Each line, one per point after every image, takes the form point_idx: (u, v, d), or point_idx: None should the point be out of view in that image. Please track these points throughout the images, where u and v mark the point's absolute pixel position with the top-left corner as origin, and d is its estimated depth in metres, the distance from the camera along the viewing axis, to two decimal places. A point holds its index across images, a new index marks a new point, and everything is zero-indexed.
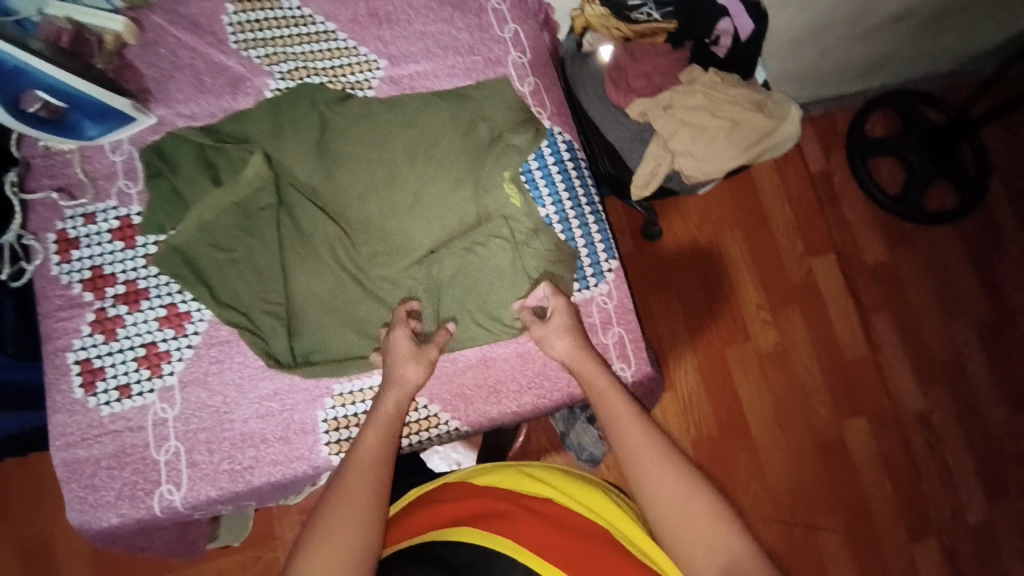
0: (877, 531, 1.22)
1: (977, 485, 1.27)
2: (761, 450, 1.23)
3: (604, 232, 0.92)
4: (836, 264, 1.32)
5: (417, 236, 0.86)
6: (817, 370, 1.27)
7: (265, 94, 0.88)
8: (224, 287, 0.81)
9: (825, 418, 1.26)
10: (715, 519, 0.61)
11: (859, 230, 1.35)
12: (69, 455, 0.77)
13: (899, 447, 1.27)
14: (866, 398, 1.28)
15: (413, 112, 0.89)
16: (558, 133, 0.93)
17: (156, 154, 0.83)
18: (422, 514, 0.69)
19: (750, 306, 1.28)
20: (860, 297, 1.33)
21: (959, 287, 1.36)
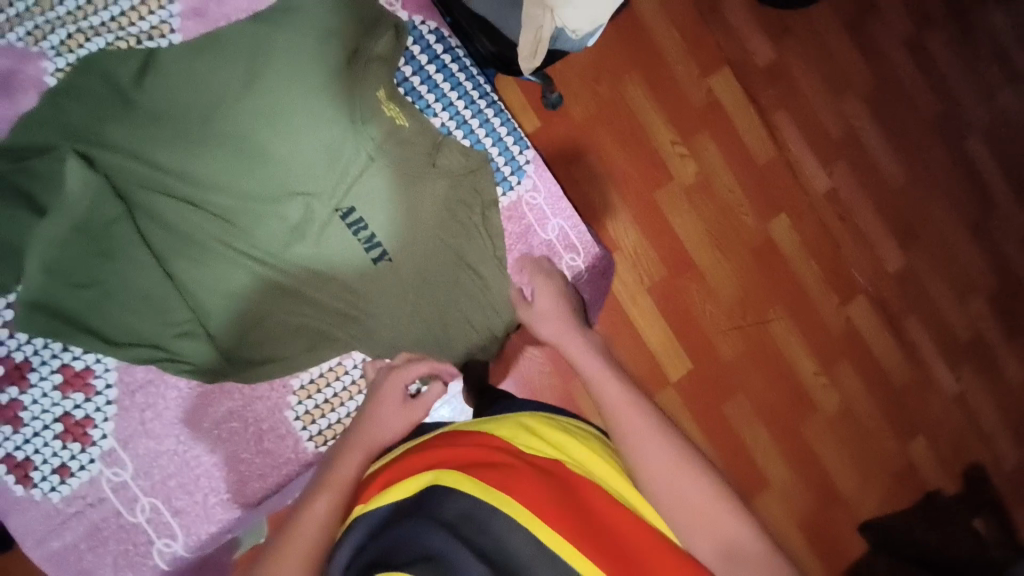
0: (817, 306, 1.54)
1: (886, 236, 1.61)
2: (707, 276, 1.48)
3: (510, 125, 0.87)
4: (731, 75, 1.52)
5: (313, 200, 0.79)
6: (737, 188, 1.51)
7: (46, 80, 0.76)
8: (111, 326, 0.74)
9: (753, 226, 1.52)
10: (713, 497, 0.58)
11: (744, 33, 1.54)
12: (45, 550, 0.74)
13: (818, 229, 1.56)
14: (783, 197, 1.54)
15: (234, 59, 0.78)
16: (421, 23, 0.86)
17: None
18: (398, 467, 0.62)
19: (666, 145, 1.47)
20: (760, 102, 1.55)
21: (839, 62, 1.60)
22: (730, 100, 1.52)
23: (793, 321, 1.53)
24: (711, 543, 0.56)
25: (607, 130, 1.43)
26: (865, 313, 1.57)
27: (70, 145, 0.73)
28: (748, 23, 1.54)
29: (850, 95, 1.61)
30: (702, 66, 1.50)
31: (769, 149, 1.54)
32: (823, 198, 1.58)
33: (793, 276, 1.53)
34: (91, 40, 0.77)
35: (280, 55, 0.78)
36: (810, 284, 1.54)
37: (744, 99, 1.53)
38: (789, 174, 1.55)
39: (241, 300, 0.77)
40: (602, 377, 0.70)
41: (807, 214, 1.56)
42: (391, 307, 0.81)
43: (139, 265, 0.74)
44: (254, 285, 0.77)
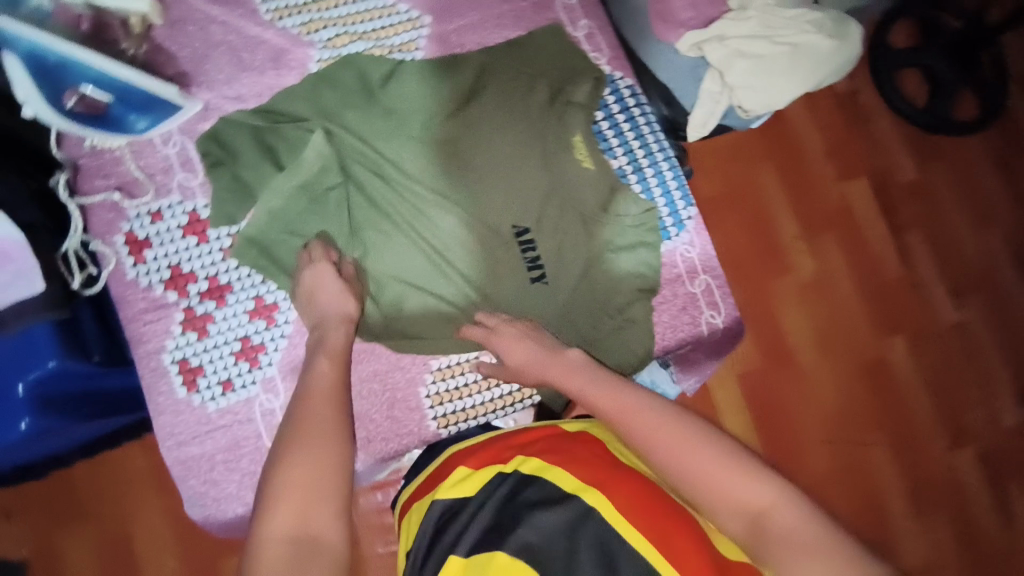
0: (925, 443, 1.50)
1: (1011, 390, 1.55)
2: (811, 379, 1.46)
3: (679, 181, 0.94)
4: (868, 185, 1.55)
5: (493, 209, 0.90)
6: (857, 297, 1.51)
7: (310, 66, 0.89)
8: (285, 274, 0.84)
9: (866, 338, 1.50)
10: (735, 467, 0.58)
11: (890, 148, 1.57)
12: (183, 453, 0.81)
13: (937, 359, 1.54)
14: (905, 319, 1.54)
15: (461, 81, 0.91)
16: (620, 79, 0.95)
17: (207, 143, 0.84)
18: (494, 450, 0.75)
19: (789, 239, 1.49)
20: (895, 216, 1.57)
21: (985, 194, 1.61)
22: (866, 209, 1.55)
23: (890, 451, 1.47)
24: (740, 513, 0.56)
25: (734, 210, 1.47)
26: (971, 465, 1.50)
27: (318, 117, 0.87)
28: (896, 142, 1.59)
29: (993, 232, 1.60)
30: (842, 171, 1.55)
31: (895, 266, 1.54)
32: (947, 329, 1.55)
33: (902, 402, 1.50)
34: (353, 43, 0.91)
35: (497, 86, 0.91)
36: (918, 417, 1.50)
37: (876, 211, 1.56)
38: (914, 296, 1.55)
39: (416, 282, 0.88)
40: (596, 391, 0.70)
41: (928, 342, 1.54)
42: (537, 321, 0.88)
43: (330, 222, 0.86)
44: (426, 270, 0.88)
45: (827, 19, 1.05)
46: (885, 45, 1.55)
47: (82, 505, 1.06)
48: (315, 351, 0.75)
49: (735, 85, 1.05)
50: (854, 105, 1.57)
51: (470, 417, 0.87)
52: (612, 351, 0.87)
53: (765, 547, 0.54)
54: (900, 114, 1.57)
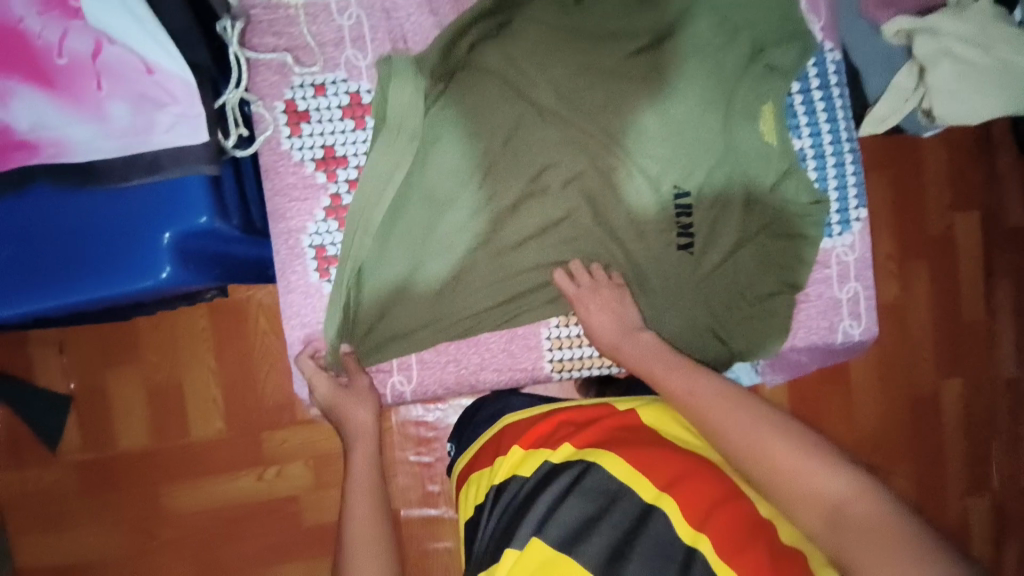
0: (947, 484, 1.59)
1: None
2: (852, 396, 1.55)
3: (859, 179, 0.88)
4: (978, 221, 1.58)
5: (661, 169, 0.84)
6: (927, 329, 1.57)
7: None
8: (379, 264, 0.81)
9: (924, 373, 1.57)
10: (811, 460, 0.58)
11: (1008, 192, 1.59)
12: (305, 336, 0.83)
13: (987, 405, 1.61)
14: (971, 363, 1.59)
15: (658, 17, 0.84)
16: (829, 50, 0.87)
17: (384, 64, 0.78)
18: (540, 429, 0.76)
19: (881, 256, 1.54)
20: (992, 260, 1.59)
21: None
22: (965, 244, 1.57)
23: (913, 481, 1.58)
24: (813, 509, 0.56)
25: None
26: (984, 519, 1.60)
27: (502, 16, 0.82)
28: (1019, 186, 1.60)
29: None
30: (953, 200, 1.56)
31: (977, 311, 1.59)
32: (1005, 385, 1.60)
33: (937, 440, 1.58)
34: None
35: (697, 29, 0.83)
36: (952, 461, 1.59)
37: (978, 250, 1.58)
38: (987, 342, 1.59)
39: (563, 217, 0.84)
40: (672, 375, 0.71)
41: (983, 389, 1.60)
42: (675, 292, 0.85)
43: (450, 185, 0.81)
44: (574, 208, 0.84)
45: None
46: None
47: (140, 353, 1.09)
48: (352, 440, 0.80)
49: (934, 86, 0.96)
50: (987, 134, 1.58)
51: (581, 367, 0.89)
52: (741, 335, 0.86)
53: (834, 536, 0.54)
54: None
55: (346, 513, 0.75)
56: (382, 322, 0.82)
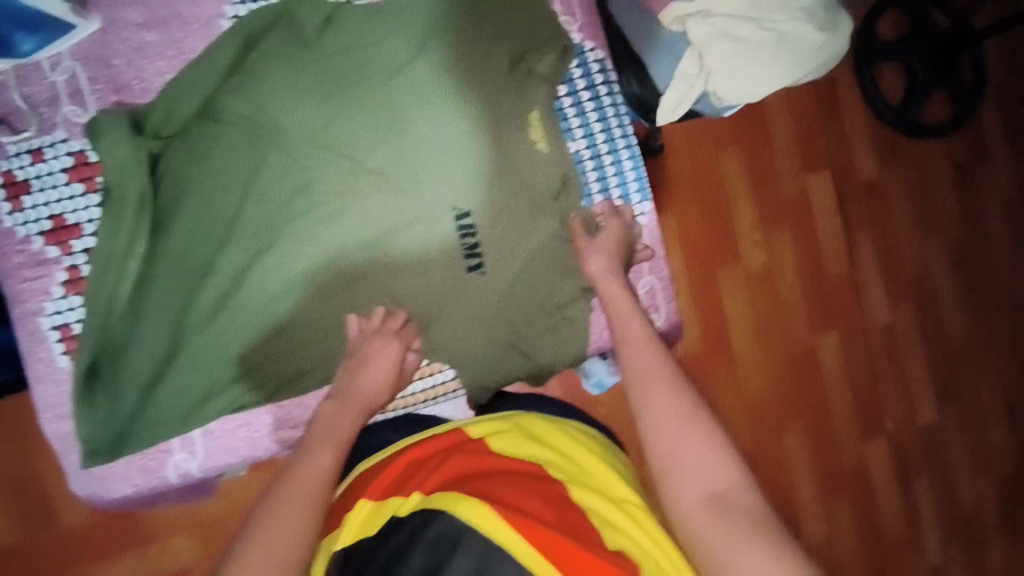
0: (837, 435, 1.66)
1: (925, 393, 1.74)
2: (739, 363, 1.59)
3: (637, 170, 0.87)
4: (828, 180, 1.64)
5: (435, 192, 0.80)
6: (799, 288, 1.62)
7: (222, 22, 0.77)
8: (134, 345, 0.75)
9: (801, 332, 1.63)
10: (714, 455, 0.59)
11: (856, 147, 1.67)
12: (64, 426, 0.77)
13: (862, 352, 1.69)
14: (840, 314, 1.66)
15: (406, 36, 0.79)
16: (589, 50, 0.87)
17: (89, 130, 0.72)
18: (390, 479, 0.69)
19: (746, 226, 1.58)
20: (848, 214, 1.67)
21: (937, 205, 1.76)
22: (820, 203, 1.64)
23: (807, 436, 1.64)
24: (700, 499, 0.57)
25: (695, 191, 1.54)
26: (880, 459, 1.70)
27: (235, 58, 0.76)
28: (862, 136, 1.68)
29: (936, 238, 1.76)
30: (804, 162, 1.62)
31: (839, 265, 1.66)
32: (877, 329, 1.70)
33: (822, 394, 1.65)
34: None
35: (446, 37, 0.80)
36: (838, 411, 1.66)
37: (831, 207, 1.65)
38: (852, 291, 1.67)
39: (339, 252, 0.79)
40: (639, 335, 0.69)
41: (856, 339, 1.68)
42: (468, 314, 0.82)
43: (202, 246, 0.76)
44: (347, 246, 0.79)
45: (818, 8, 0.97)
46: (868, 39, 1.59)
47: None
48: (355, 386, 0.72)
49: (713, 69, 0.98)
50: (830, 93, 1.65)
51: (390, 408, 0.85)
52: (546, 343, 0.84)
53: (711, 520, 0.56)
54: (870, 105, 1.64)
55: (303, 459, 0.63)
56: (150, 402, 0.76)
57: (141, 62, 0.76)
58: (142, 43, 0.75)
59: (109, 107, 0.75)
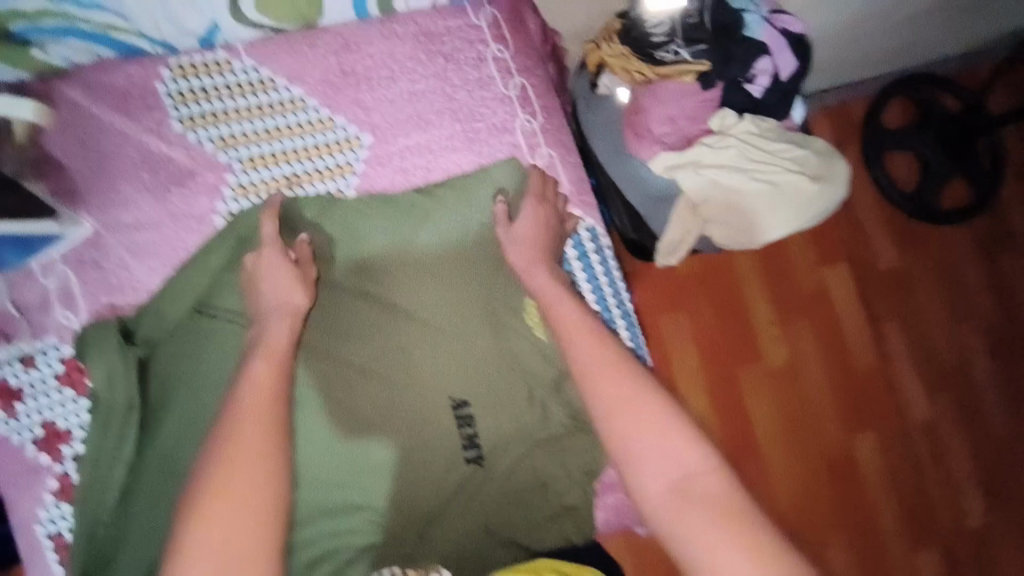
0: (885, 548, 1.43)
1: (979, 496, 1.48)
2: (766, 466, 1.42)
3: (634, 340, 0.89)
4: (848, 274, 1.50)
5: (435, 378, 0.81)
6: (824, 386, 1.47)
7: (213, 219, 0.79)
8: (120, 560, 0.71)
9: (832, 433, 1.45)
10: (676, 432, 0.59)
11: (873, 237, 1.52)
12: None
13: (905, 454, 1.48)
14: (874, 413, 1.48)
15: (401, 228, 0.81)
16: (581, 220, 0.88)
17: (78, 346, 0.74)
18: None
19: (762, 323, 1.46)
20: (874, 306, 1.51)
21: (970, 294, 1.55)
22: (842, 297, 1.49)
23: (850, 552, 1.42)
24: (660, 472, 0.58)
25: (706, 290, 1.45)
26: (933, 569, 1.44)
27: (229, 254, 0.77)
28: (879, 228, 1.53)
29: (974, 328, 1.54)
30: (819, 255, 1.49)
31: (869, 360, 1.49)
32: (920, 428, 1.49)
33: (864, 504, 1.43)
34: (290, 163, 0.81)
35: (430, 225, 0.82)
36: (884, 522, 1.44)
37: (857, 303, 1.50)
38: (887, 389, 1.48)
39: (333, 441, 0.78)
40: (575, 322, 0.69)
41: (896, 439, 1.48)
42: (467, 501, 0.79)
43: (193, 448, 0.73)
44: (346, 437, 0.79)
45: (811, 157, 0.97)
46: (872, 121, 1.49)
47: None
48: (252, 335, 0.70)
49: (707, 218, 0.99)
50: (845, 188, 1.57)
51: None
52: (551, 532, 0.80)
53: (678, 509, 0.56)
54: (881, 192, 1.51)
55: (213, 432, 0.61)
56: None
57: (130, 264, 0.77)
58: (129, 242, 0.77)
59: (99, 308, 0.76)
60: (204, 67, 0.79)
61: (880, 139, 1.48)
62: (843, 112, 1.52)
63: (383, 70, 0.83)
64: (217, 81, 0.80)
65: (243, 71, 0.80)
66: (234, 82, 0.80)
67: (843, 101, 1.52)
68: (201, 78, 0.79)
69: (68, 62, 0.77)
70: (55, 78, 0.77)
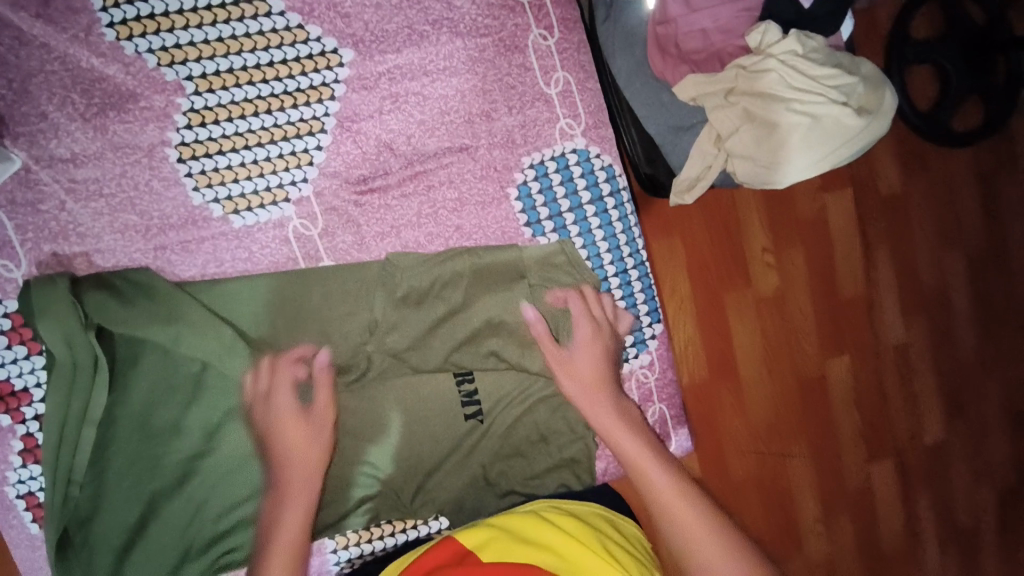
0: (843, 462, 1.35)
1: (935, 411, 1.44)
2: (746, 389, 1.26)
3: (650, 297, 0.85)
4: (850, 196, 1.32)
5: (434, 340, 0.75)
6: (810, 311, 1.30)
7: (168, 152, 0.69)
8: (105, 518, 0.68)
9: (810, 356, 1.31)
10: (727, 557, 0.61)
11: (881, 158, 1.34)
12: None
13: (872, 376, 1.37)
14: (851, 336, 1.35)
15: (397, 170, 0.75)
16: (595, 155, 0.80)
17: (23, 304, 0.67)
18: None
19: (756, 246, 1.25)
20: (866, 228, 1.34)
21: (962, 216, 1.42)
22: (839, 223, 1.31)
23: (812, 472, 1.32)
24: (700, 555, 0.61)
25: (696, 212, 1.21)
26: (886, 479, 1.39)
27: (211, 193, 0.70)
28: (887, 150, 1.34)
29: (957, 252, 1.43)
30: (823, 177, 1.29)
31: (855, 285, 1.34)
32: (891, 350, 1.39)
33: (830, 425, 1.33)
34: (253, 83, 0.69)
35: (440, 283, 0.75)
36: (844, 440, 1.35)
37: (852, 227, 1.32)
38: (867, 315, 1.35)
39: None
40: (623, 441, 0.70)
41: (869, 361, 1.37)
42: (465, 456, 0.76)
43: (168, 406, 0.70)
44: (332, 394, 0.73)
45: (859, 85, 0.85)
46: (903, 29, 1.24)
47: None
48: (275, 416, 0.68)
49: (733, 151, 0.87)
50: None
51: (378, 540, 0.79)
52: (550, 481, 0.78)
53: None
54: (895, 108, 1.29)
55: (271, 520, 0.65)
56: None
57: (75, 206, 0.68)
58: (69, 179, 0.67)
59: (43, 259, 0.68)
60: None
61: (907, 50, 1.24)
62: (869, 16, 1.28)
63: None
64: None
65: None
66: None
67: (872, 1, 1.28)
68: None
69: None
70: None
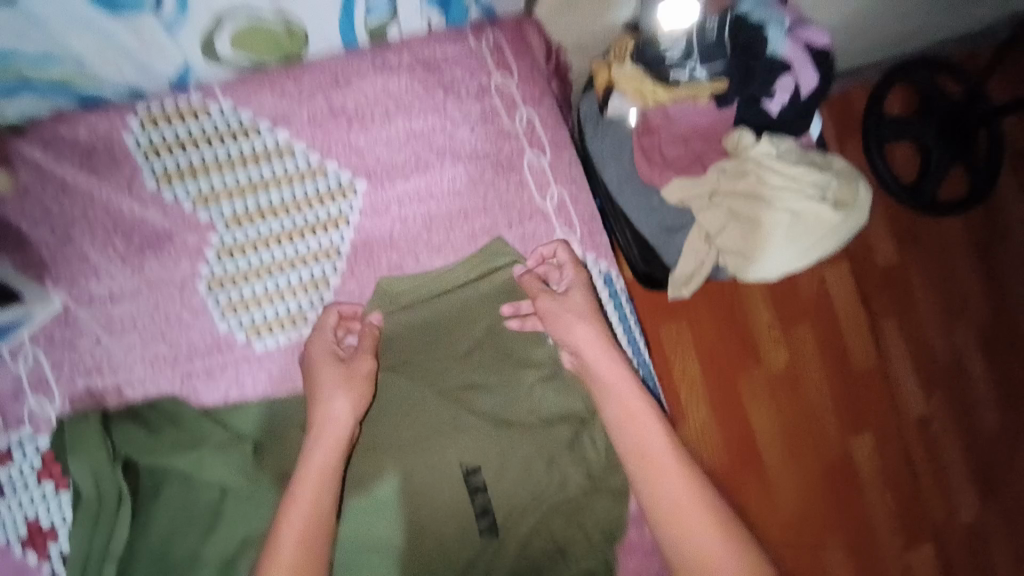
0: (880, 547, 1.30)
1: (969, 488, 1.38)
2: (770, 473, 1.25)
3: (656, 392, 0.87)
4: (847, 271, 1.36)
5: (449, 457, 0.73)
6: (826, 390, 1.31)
7: (199, 285, 0.74)
8: None
9: (832, 435, 1.30)
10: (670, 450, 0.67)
11: (872, 234, 1.39)
12: None
13: (899, 453, 1.35)
14: (871, 412, 1.34)
15: (407, 289, 0.78)
16: (593, 263, 0.84)
17: (56, 441, 0.69)
18: None
19: (763, 327, 1.28)
20: (870, 302, 1.37)
21: (962, 285, 1.44)
22: (841, 299, 1.34)
23: (850, 559, 1.27)
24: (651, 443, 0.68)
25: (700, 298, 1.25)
26: (928, 565, 1.33)
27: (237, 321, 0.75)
28: (876, 223, 1.40)
29: (964, 321, 1.43)
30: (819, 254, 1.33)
31: (867, 358, 1.35)
32: (913, 424, 1.37)
33: (863, 506, 1.30)
34: (278, 217, 0.76)
35: (450, 400, 0.76)
36: (879, 521, 1.31)
37: (854, 301, 1.35)
38: (884, 389, 1.35)
39: None
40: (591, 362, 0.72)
41: (893, 438, 1.35)
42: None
43: (186, 538, 0.69)
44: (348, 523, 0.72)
45: (833, 181, 0.92)
46: (876, 111, 1.33)
47: None
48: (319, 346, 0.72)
49: (723, 247, 0.92)
50: None
51: None
52: None
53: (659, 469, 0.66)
54: (880, 182, 1.36)
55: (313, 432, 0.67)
56: None
57: (109, 340, 0.72)
58: (105, 314, 0.72)
59: (77, 393, 0.71)
60: (178, 114, 0.74)
61: (882, 127, 1.33)
62: (842, 103, 1.38)
63: (376, 115, 0.79)
64: (195, 130, 0.74)
65: (222, 116, 0.75)
66: (214, 130, 0.75)
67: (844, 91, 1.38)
68: (176, 126, 0.74)
69: (24, 117, 0.71)
70: (9, 135, 0.71)
